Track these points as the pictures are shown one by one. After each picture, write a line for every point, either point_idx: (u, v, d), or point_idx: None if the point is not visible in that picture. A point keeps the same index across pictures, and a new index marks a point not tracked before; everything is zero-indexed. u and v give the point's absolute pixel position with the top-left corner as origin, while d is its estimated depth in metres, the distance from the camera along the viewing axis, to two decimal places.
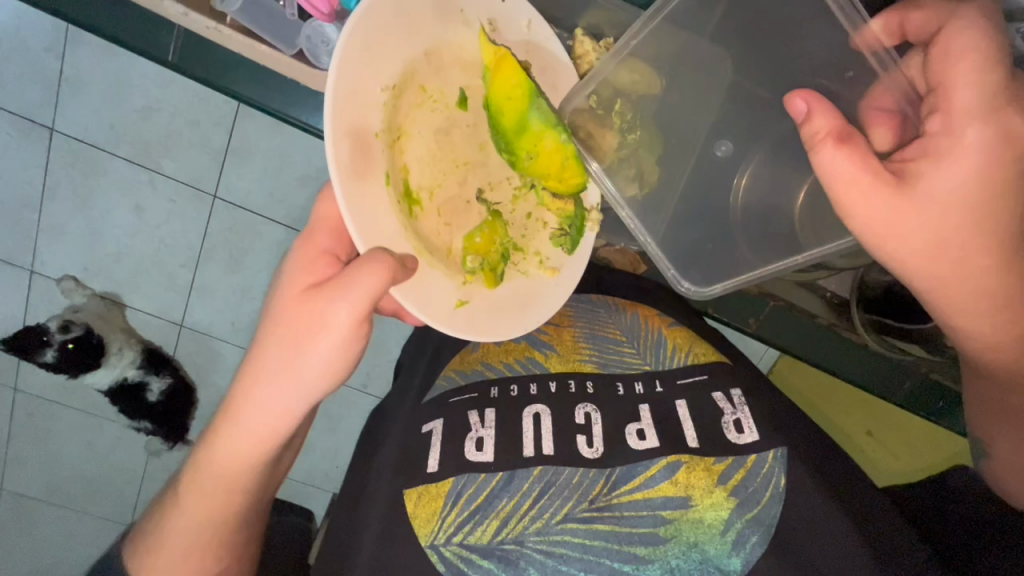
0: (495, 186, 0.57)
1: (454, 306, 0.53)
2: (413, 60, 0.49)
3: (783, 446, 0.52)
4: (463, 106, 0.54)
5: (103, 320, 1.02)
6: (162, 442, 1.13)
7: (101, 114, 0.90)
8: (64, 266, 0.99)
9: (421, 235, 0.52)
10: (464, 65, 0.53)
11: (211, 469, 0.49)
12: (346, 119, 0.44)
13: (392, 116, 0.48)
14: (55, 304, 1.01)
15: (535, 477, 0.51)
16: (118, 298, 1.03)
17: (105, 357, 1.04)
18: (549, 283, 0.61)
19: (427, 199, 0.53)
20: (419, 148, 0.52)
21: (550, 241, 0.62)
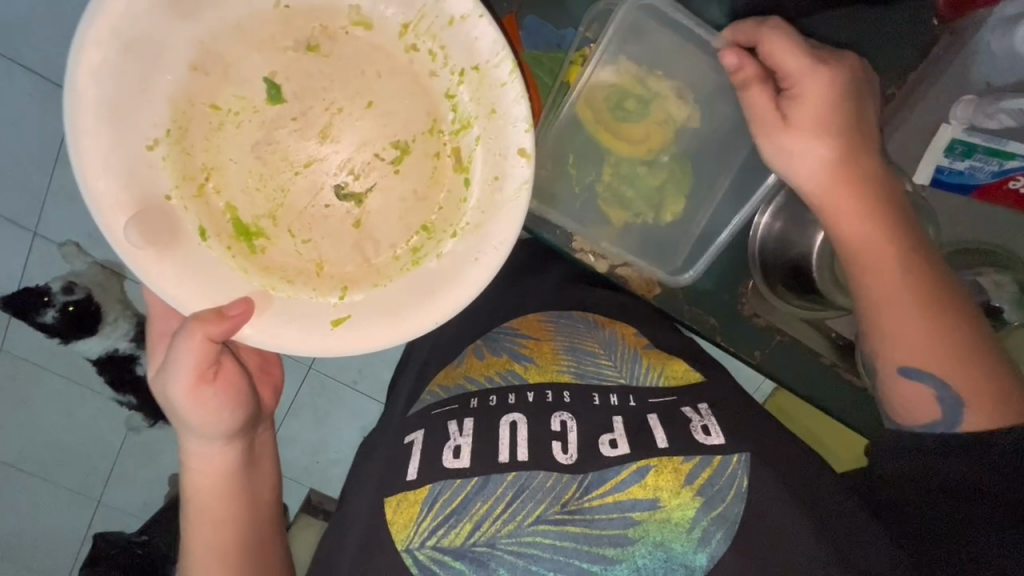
0: (361, 174, 0.56)
1: (330, 326, 0.54)
2: (185, 85, 0.52)
3: (748, 451, 0.52)
4: (273, 99, 0.54)
5: (102, 289, 1.02)
6: (144, 419, 1.12)
7: None
8: (68, 231, 0.99)
9: (272, 265, 0.57)
10: (263, 52, 0.53)
11: (198, 516, 0.58)
12: (123, 192, 0.49)
13: (188, 160, 0.54)
14: (54, 267, 1.00)
15: (507, 483, 0.51)
16: (119, 269, 1.03)
17: (100, 325, 1.04)
18: (453, 266, 0.56)
19: (270, 225, 0.57)
20: (235, 179, 0.55)
21: (460, 215, 0.58)
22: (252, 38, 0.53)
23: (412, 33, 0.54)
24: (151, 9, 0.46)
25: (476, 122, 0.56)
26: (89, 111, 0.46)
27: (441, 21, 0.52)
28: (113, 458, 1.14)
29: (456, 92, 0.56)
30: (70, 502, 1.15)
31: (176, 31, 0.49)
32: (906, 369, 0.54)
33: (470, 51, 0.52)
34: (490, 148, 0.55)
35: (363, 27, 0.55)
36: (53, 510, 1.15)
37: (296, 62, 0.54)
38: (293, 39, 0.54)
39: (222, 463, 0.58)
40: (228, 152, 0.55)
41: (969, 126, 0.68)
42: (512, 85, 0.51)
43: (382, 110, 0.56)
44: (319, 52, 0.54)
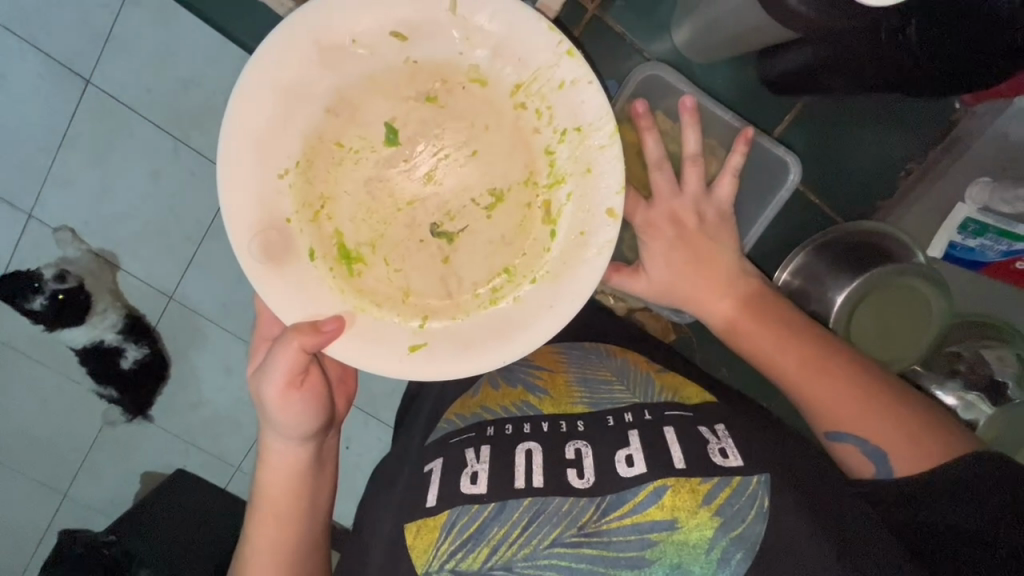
0: (455, 216, 0.57)
1: (407, 351, 0.56)
2: (318, 125, 0.54)
3: (767, 473, 0.51)
4: (390, 139, 0.56)
5: (94, 277, 1.00)
6: (122, 414, 1.09)
7: (141, 77, 0.93)
8: (65, 216, 0.97)
9: (366, 289, 0.57)
10: (389, 100, 0.55)
11: (263, 508, 0.59)
12: (250, 213, 0.53)
13: (308, 191, 0.56)
14: (46, 251, 0.98)
15: (523, 508, 0.52)
16: (113, 259, 1.00)
17: (88, 315, 1.02)
18: (527, 308, 0.57)
19: (369, 253, 0.58)
20: (347, 208, 0.57)
21: (542, 262, 0.59)
22: (381, 85, 0.55)
23: (523, 92, 0.56)
24: (300, 62, 0.51)
25: (571, 179, 0.58)
26: (234, 142, 0.51)
27: (551, 84, 0.55)
28: (85, 452, 1.10)
29: (556, 148, 0.58)
30: (36, 495, 1.11)
31: (318, 81, 0.52)
32: (834, 433, 0.57)
33: (576, 111, 0.55)
34: (583, 205, 0.57)
35: (478, 83, 0.56)
36: (16, 502, 1.11)
37: (414, 109, 0.56)
38: (416, 89, 0.55)
39: (297, 459, 0.59)
40: (343, 184, 0.56)
41: (985, 206, 0.77)
42: (612, 148, 0.55)
43: (485, 159, 0.57)
44: (437, 103, 0.56)
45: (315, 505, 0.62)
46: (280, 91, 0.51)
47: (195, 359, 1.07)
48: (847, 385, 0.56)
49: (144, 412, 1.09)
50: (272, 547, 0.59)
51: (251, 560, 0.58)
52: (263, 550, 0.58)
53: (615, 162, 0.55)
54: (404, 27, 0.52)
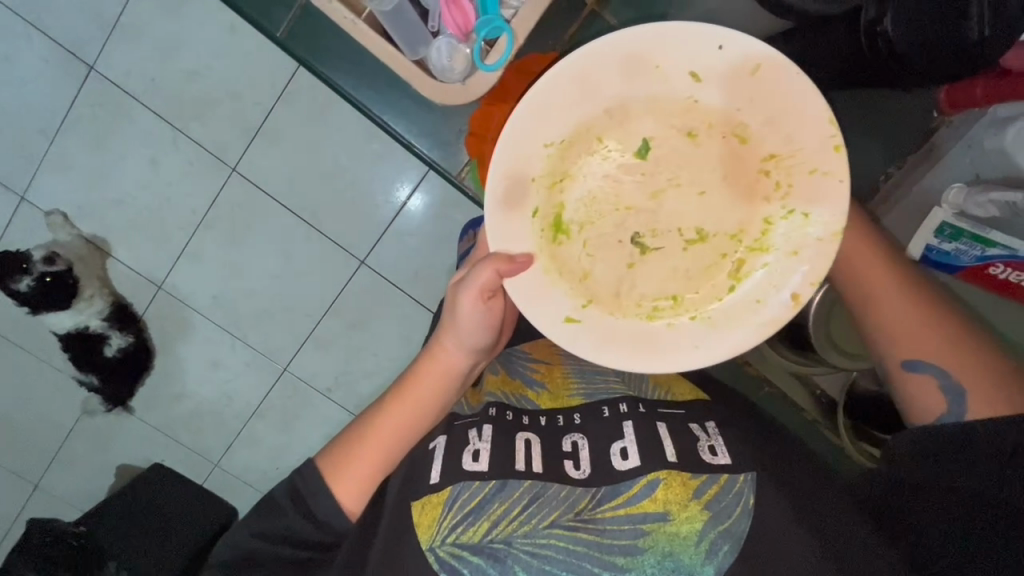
0: (659, 232, 0.53)
1: (563, 318, 0.53)
2: (591, 120, 0.50)
3: (754, 471, 0.52)
4: (642, 156, 0.52)
5: (82, 262, 0.99)
6: (101, 403, 1.07)
7: (145, 66, 0.94)
8: (58, 200, 0.98)
9: (560, 260, 0.53)
10: (658, 116, 0.51)
11: (397, 408, 0.58)
12: (506, 164, 0.49)
13: (556, 161, 0.51)
14: (37, 234, 0.98)
15: (523, 488, 0.52)
16: (104, 245, 1.00)
17: (74, 301, 1.00)
18: (698, 334, 0.54)
19: (575, 229, 0.53)
20: (586, 185, 0.53)
21: (715, 296, 0.55)
22: (660, 110, 0.50)
23: (774, 163, 0.50)
24: (613, 69, 0.48)
25: (782, 222, 0.52)
26: (528, 120, 0.49)
27: (802, 166, 0.50)
28: (60, 441, 1.08)
29: (774, 221, 0.52)
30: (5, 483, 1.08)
31: (613, 83, 0.49)
32: (913, 363, 0.52)
33: (813, 197, 0.50)
34: (785, 268, 0.52)
35: (741, 139, 0.51)
36: None
37: (671, 136, 0.51)
38: (681, 123, 0.51)
39: (458, 371, 0.60)
40: (589, 173, 0.52)
41: (958, 211, 0.69)
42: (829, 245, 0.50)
43: (710, 202, 0.53)
44: (693, 141, 0.51)
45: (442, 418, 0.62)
46: (577, 79, 0.48)
47: (181, 350, 1.06)
48: (932, 323, 0.52)
49: (124, 402, 1.07)
50: (385, 451, 0.57)
51: (365, 447, 0.57)
52: (385, 449, 0.57)
53: (823, 260, 0.51)
54: (703, 68, 0.48)
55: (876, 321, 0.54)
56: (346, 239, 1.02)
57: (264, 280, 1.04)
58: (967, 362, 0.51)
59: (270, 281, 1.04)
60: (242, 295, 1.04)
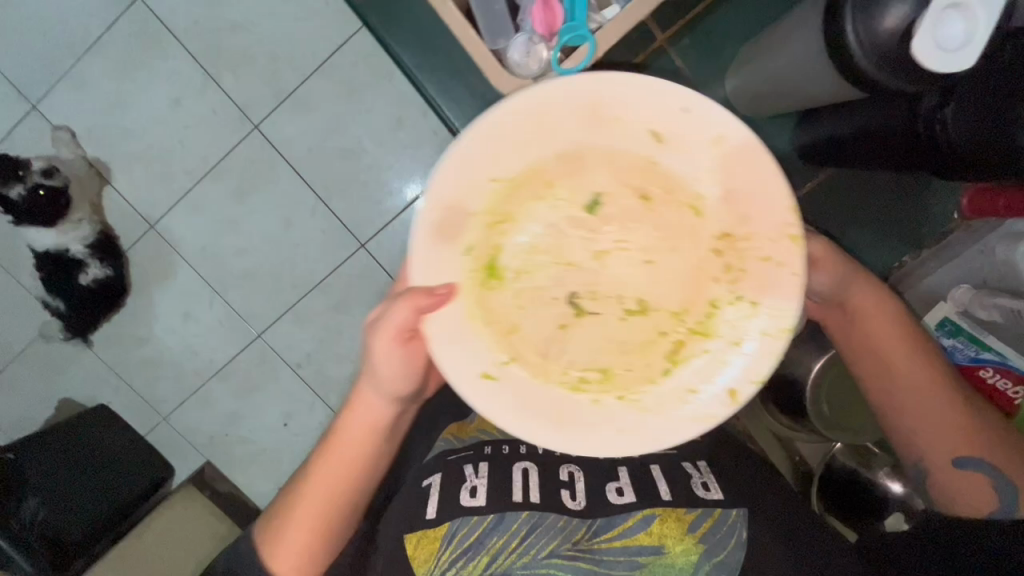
0: (598, 294, 0.45)
1: (479, 373, 0.44)
2: (540, 164, 0.44)
3: (744, 508, 0.55)
4: (592, 211, 0.45)
5: (79, 183, 0.95)
6: (60, 331, 1.03)
7: (191, 9, 0.93)
8: (68, 117, 0.96)
9: (495, 313, 0.45)
10: (613, 172, 0.44)
11: (321, 461, 0.54)
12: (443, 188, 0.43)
13: (498, 199, 0.44)
14: (39, 145, 0.96)
15: (521, 519, 0.54)
16: (105, 171, 0.98)
17: (61, 221, 0.93)
18: (625, 417, 0.45)
19: (512, 276, 0.45)
20: (519, 237, 0.45)
21: (652, 377, 0.45)
22: (620, 167, 0.44)
23: (729, 243, 0.44)
24: (568, 111, 0.43)
25: (738, 304, 0.44)
26: (472, 147, 0.43)
27: (758, 252, 0.43)
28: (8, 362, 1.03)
29: (720, 304, 0.45)
30: None
31: (568, 129, 0.43)
32: (959, 460, 0.52)
33: (766, 285, 0.44)
34: (724, 360, 0.45)
35: (699, 211, 0.44)
36: None
37: (630, 200, 0.45)
38: (641, 184, 0.44)
39: (383, 419, 0.54)
40: (532, 220, 0.45)
41: (964, 310, 0.76)
42: (778, 340, 0.43)
43: (661, 275, 0.45)
44: (650, 204, 0.45)
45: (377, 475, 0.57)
46: (534, 117, 0.43)
47: (157, 294, 1.03)
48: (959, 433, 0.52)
49: (86, 335, 1.03)
50: (315, 513, 0.54)
51: (296, 511, 0.54)
52: (316, 511, 0.54)
53: (770, 356, 0.44)
54: (665, 126, 0.43)
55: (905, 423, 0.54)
56: (351, 220, 1.01)
57: (259, 242, 1.02)
58: (1016, 467, 0.50)
59: (265, 244, 1.02)
60: (235, 253, 1.02)
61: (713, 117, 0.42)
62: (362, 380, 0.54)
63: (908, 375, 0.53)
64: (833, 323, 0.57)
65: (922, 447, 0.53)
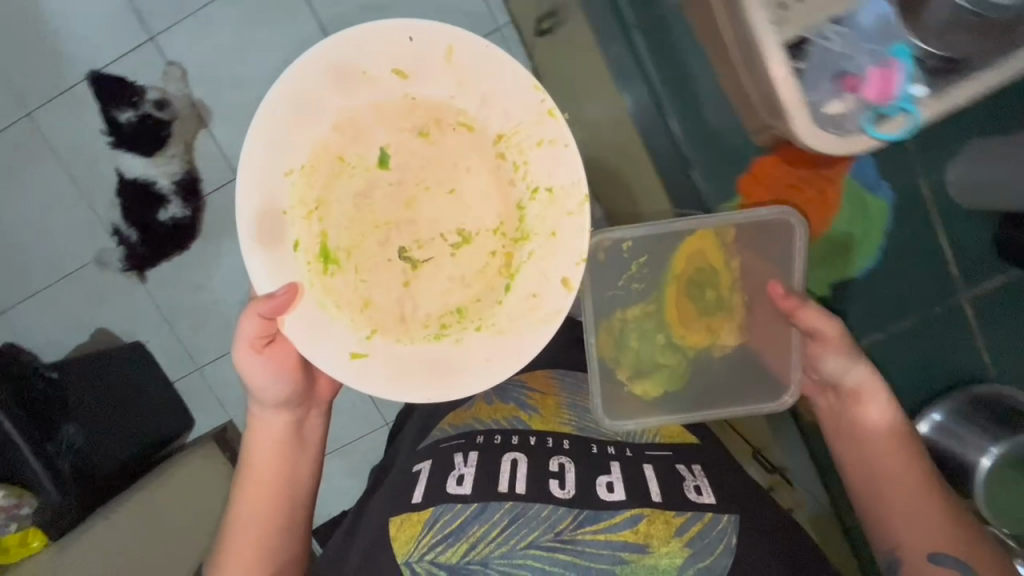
0: (423, 244, 0.57)
1: (349, 355, 0.53)
2: (324, 138, 0.53)
3: (735, 513, 0.58)
4: (384, 165, 0.56)
5: (183, 121, 0.98)
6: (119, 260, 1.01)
7: None
8: (181, 54, 0.96)
9: (332, 290, 0.55)
10: (388, 124, 0.55)
11: (245, 481, 0.61)
12: (250, 196, 0.50)
13: (304, 189, 0.54)
14: (146, 73, 0.96)
15: (505, 509, 0.56)
16: (207, 112, 0.98)
17: (159, 152, 0.99)
18: (467, 353, 0.55)
19: (344, 258, 0.56)
20: (338, 214, 0.56)
21: (492, 306, 0.57)
22: (386, 113, 0.54)
23: (505, 143, 0.55)
24: (321, 80, 0.51)
25: (534, 239, 0.56)
26: (258, 139, 0.50)
27: (529, 140, 0.54)
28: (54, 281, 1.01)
29: (526, 205, 0.56)
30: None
31: (332, 100, 0.52)
32: (935, 555, 0.56)
33: (552, 171, 0.54)
34: (547, 265, 0.56)
35: (471, 128, 0.55)
36: None
37: (406, 142, 0.56)
38: (413, 123, 0.55)
39: (282, 432, 0.61)
40: (338, 193, 0.56)
41: None
42: (578, 218, 0.54)
43: (463, 199, 0.57)
44: (427, 139, 0.56)
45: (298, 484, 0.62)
46: (293, 95, 0.50)
47: (225, 243, 1.02)
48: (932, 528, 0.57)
49: (145, 272, 1.02)
50: (253, 529, 0.59)
51: (230, 534, 0.59)
52: (252, 526, 0.59)
53: (580, 233, 0.54)
54: (404, 63, 0.52)
55: (877, 507, 0.61)
56: None
57: None
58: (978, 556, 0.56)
59: None
60: None
61: (478, 53, 0.51)
62: (250, 406, 0.61)
63: (886, 466, 0.61)
64: (828, 404, 0.67)
65: (895, 535, 0.59)
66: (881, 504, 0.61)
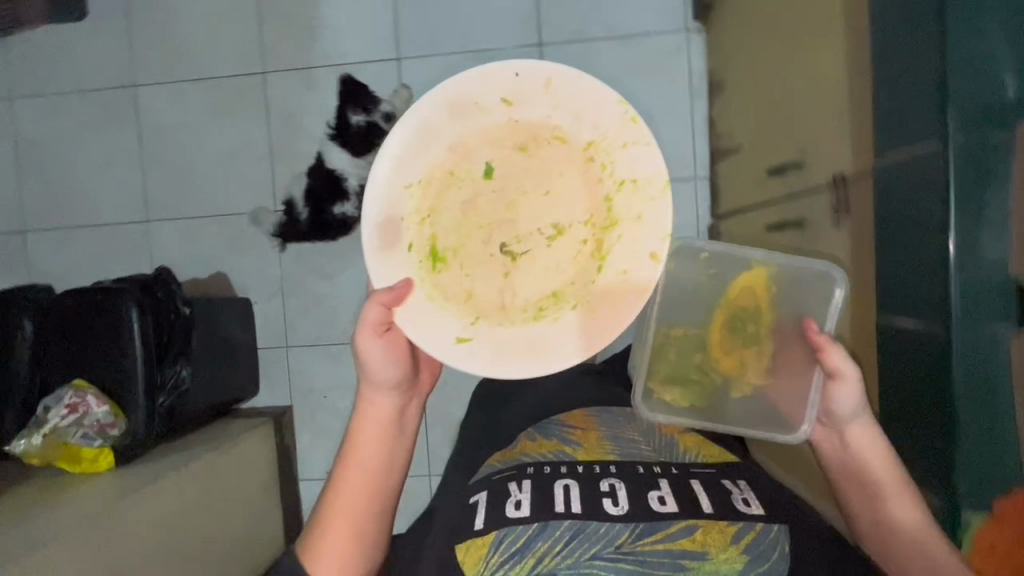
0: (522, 240, 0.71)
1: (455, 340, 0.68)
2: (438, 160, 0.69)
3: (783, 525, 0.65)
4: (487, 176, 0.71)
5: None
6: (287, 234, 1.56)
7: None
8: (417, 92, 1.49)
9: (440, 284, 0.70)
10: (489, 141, 0.70)
11: (352, 462, 0.74)
12: (375, 210, 0.68)
13: (419, 200, 0.70)
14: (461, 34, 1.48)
15: (564, 527, 0.66)
16: None
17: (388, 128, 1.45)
18: (557, 330, 0.69)
19: (451, 257, 0.71)
20: (446, 219, 0.71)
21: (581, 291, 0.70)
22: (487, 134, 0.70)
23: (594, 148, 0.69)
24: (438, 111, 0.67)
25: (623, 224, 0.69)
26: (386, 161, 0.67)
27: (615, 144, 0.68)
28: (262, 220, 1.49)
29: (614, 197, 0.69)
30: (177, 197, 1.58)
31: (446, 125, 0.68)
32: None
33: (635, 166, 0.68)
34: (633, 245, 0.69)
35: (561, 139, 0.69)
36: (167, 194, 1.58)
37: (507, 156, 0.70)
38: (513, 141, 0.70)
39: (388, 412, 0.74)
40: (447, 203, 0.71)
41: None
42: (661, 201, 0.68)
43: (556, 198, 0.71)
44: (526, 152, 0.70)
45: (392, 473, 0.76)
46: (416, 129, 0.68)
47: None
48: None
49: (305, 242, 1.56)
50: (353, 505, 0.73)
51: (334, 505, 0.73)
52: (353, 504, 0.73)
53: (665, 216, 0.68)
54: (508, 92, 0.67)
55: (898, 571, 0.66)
56: None
57: None
58: None
59: None
60: None
61: (565, 81, 0.67)
62: (365, 390, 0.75)
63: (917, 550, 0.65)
64: (824, 443, 0.73)
65: None
66: (885, 545, 0.68)
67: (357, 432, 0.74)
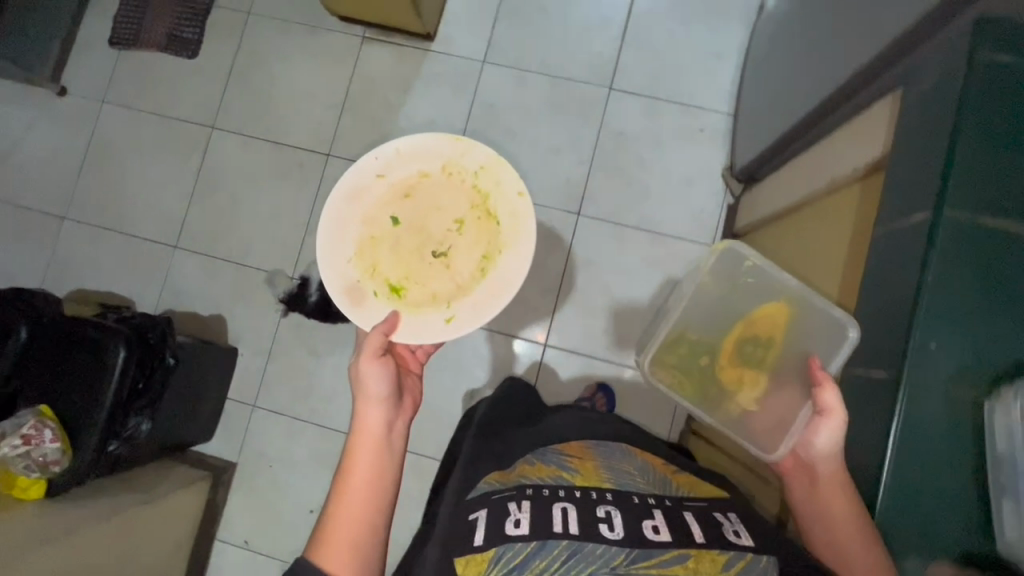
0: (443, 244, 0.87)
1: (443, 322, 0.83)
2: (359, 232, 0.87)
3: (772, 556, 0.61)
4: (397, 223, 0.88)
5: None
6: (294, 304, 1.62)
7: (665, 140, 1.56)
8: None
9: (412, 301, 0.85)
10: (381, 206, 0.88)
11: (347, 483, 0.73)
12: (338, 291, 0.85)
13: (361, 260, 0.86)
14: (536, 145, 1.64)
15: (561, 545, 0.61)
16: None
17: None
18: (492, 277, 0.84)
19: (405, 283, 0.86)
20: (386, 259, 0.87)
21: (494, 250, 0.85)
22: (380, 200, 0.88)
23: (450, 168, 0.89)
24: (339, 204, 0.87)
25: (493, 195, 0.87)
26: (332, 253, 0.85)
27: (459, 155, 0.88)
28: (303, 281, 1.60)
29: (477, 183, 0.88)
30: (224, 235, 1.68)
31: (353, 212, 0.87)
32: None
33: (468, 157, 0.88)
34: (514, 204, 0.86)
35: (426, 175, 0.89)
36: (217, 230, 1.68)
37: (399, 206, 0.88)
38: (396, 198, 0.89)
39: (378, 429, 0.76)
40: (380, 250, 0.87)
41: None
42: (509, 172, 0.86)
43: (445, 208, 0.88)
44: (411, 198, 0.89)
45: (383, 502, 0.73)
46: (330, 223, 0.86)
47: None
48: None
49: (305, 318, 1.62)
50: (346, 527, 0.70)
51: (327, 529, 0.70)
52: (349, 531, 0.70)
53: (501, 163, 0.87)
54: (380, 170, 0.88)
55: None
56: None
57: None
58: None
59: None
60: None
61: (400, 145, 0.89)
62: (357, 409, 0.78)
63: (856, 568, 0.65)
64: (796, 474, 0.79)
65: None
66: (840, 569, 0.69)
67: (350, 453, 0.75)
